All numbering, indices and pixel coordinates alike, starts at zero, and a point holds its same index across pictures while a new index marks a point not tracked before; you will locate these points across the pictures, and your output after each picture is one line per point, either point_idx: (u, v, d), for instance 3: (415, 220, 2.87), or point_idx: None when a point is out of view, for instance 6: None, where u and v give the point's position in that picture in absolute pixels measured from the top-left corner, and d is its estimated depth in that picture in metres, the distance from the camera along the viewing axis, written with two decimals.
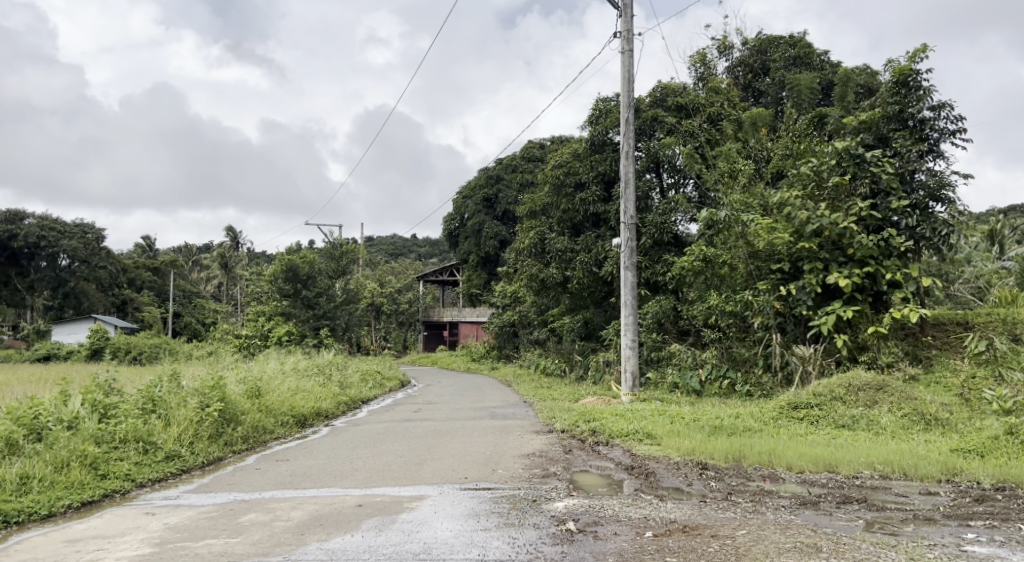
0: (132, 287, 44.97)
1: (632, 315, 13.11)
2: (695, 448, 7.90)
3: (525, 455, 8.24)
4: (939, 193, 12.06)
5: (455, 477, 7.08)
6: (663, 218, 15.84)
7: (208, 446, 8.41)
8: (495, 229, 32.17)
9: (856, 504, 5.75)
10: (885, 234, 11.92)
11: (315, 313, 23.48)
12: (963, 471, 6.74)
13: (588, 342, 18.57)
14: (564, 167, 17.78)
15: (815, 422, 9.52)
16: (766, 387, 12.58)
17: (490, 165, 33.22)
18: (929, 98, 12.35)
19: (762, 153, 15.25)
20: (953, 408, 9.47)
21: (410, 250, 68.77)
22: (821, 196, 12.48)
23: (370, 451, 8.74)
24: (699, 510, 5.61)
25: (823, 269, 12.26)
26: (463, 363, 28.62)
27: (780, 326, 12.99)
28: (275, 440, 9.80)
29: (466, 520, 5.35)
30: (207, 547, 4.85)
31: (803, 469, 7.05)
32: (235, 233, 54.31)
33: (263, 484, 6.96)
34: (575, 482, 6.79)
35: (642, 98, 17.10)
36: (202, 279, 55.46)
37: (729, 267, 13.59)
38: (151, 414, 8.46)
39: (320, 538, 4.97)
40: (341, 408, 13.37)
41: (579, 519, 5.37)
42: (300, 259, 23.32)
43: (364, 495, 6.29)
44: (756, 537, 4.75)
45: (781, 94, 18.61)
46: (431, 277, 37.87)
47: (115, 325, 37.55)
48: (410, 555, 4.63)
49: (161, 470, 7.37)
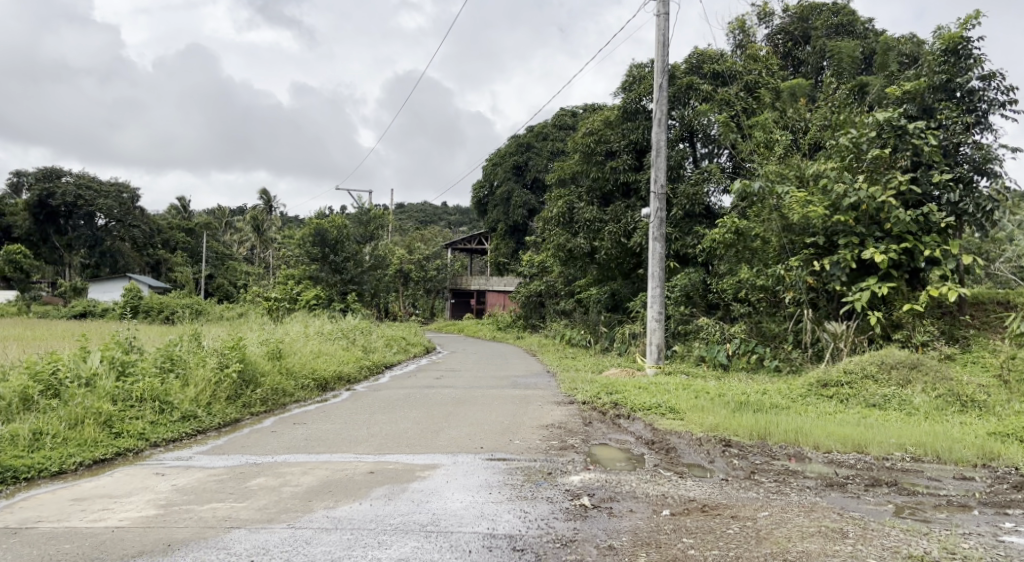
0: (166, 248, 45.62)
1: (659, 286, 12.81)
2: (719, 425, 7.68)
3: (544, 426, 8.09)
4: (985, 167, 11.58)
5: (471, 446, 6.94)
6: (695, 189, 15.40)
7: (225, 407, 8.41)
8: (524, 198, 31.82)
9: (886, 488, 5.49)
10: (924, 209, 11.43)
11: (343, 278, 23.54)
12: (1001, 456, 6.42)
13: (614, 314, 18.32)
14: (595, 135, 17.40)
15: (845, 401, 9.22)
16: (795, 363, 12.25)
17: (522, 133, 32.85)
18: (980, 68, 11.84)
19: (800, 123, 14.66)
20: (991, 390, 9.08)
21: (440, 218, 68.76)
22: (859, 168, 11.99)
23: (387, 417, 8.64)
24: (720, 488, 5.39)
25: (858, 244, 11.79)
26: (489, 331, 28.55)
27: (811, 301, 12.60)
28: (295, 403, 9.80)
29: (478, 491, 5.20)
30: (211, 511, 4.77)
31: (830, 449, 6.79)
32: (268, 196, 54.69)
33: (277, 448, 6.89)
34: (593, 456, 6.61)
35: (677, 64, 16.58)
36: (234, 243, 56.04)
37: (761, 240, 13.25)
38: (170, 372, 8.46)
39: (327, 505, 4.86)
40: (364, 373, 13.36)
41: (594, 494, 5.20)
42: (329, 223, 23.34)
43: (377, 462, 6.19)
44: (778, 519, 4.52)
45: (821, 63, 17.91)
46: (460, 245, 37.79)
47: (149, 285, 38.17)
48: (417, 527, 4.48)
49: (175, 430, 7.37)
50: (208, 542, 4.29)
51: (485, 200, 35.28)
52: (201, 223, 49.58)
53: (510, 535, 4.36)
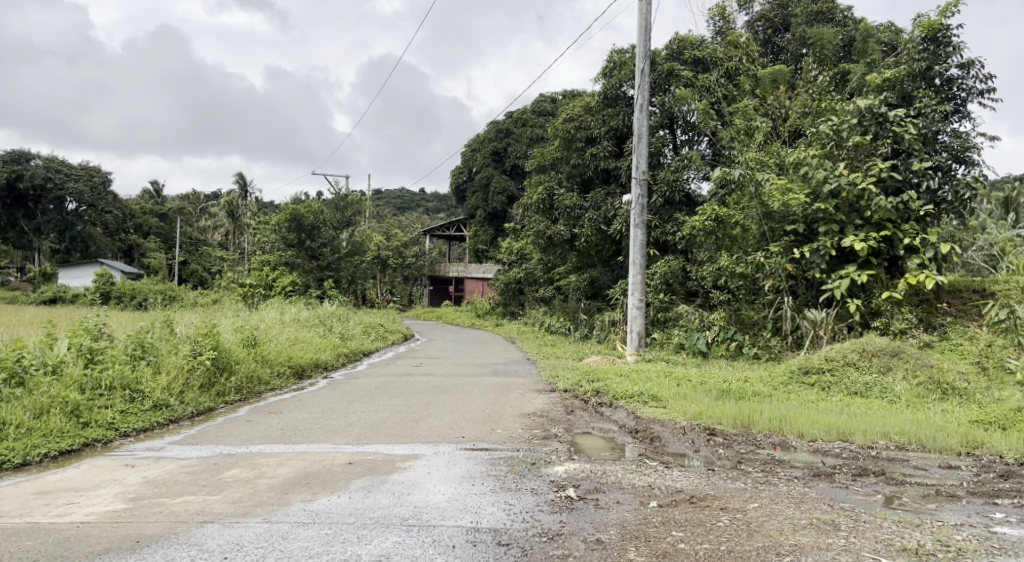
0: (139, 233, 44.75)
1: (640, 274, 12.71)
2: (701, 412, 7.60)
3: (526, 414, 7.95)
4: (964, 155, 11.64)
5: (452, 435, 6.79)
6: (675, 176, 15.30)
7: (199, 396, 8.18)
8: (503, 184, 31.57)
9: (873, 477, 5.44)
10: (904, 197, 11.39)
11: (319, 264, 23.19)
12: (984, 444, 6.40)
13: (594, 302, 18.23)
14: (575, 121, 17.22)
15: (826, 389, 9.19)
16: (774, 351, 12.24)
17: (501, 119, 32.59)
18: (959, 56, 11.83)
19: (780, 111, 14.59)
20: (971, 377, 9.11)
21: (419, 204, 68.31)
22: (840, 155, 11.97)
23: (365, 406, 8.47)
24: (707, 479, 5.29)
25: (839, 232, 11.77)
26: (467, 318, 28.38)
27: (791, 289, 12.59)
28: (271, 392, 9.57)
29: (462, 483, 5.05)
30: (183, 504, 4.56)
31: (815, 437, 6.74)
32: (244, 181, 53.85)
33: (251, 438, 6.69)
34: (576, 445, 6.49)
35: (658, 50, 16.42)
36: (209, 228, 55.16)
37: (741, 228, 13.20)
38: (141, 360, 8.22)
39: (304, 499, 4.68)
40: (341, 361, 13.13)
41: (580, 485, 5.07)
42: (305, 208, 22.96)
43: (355, 452, 6.01)
44: (769, 511, 4.43)
45: (801, 50, 17.91)
46: (439, 231, 37.48)
47: (121, 271, 37.47)
48: (398, 521, 4.32)
49: (146, 420, 7.13)
50: (179, 537, 4.10)
51: (464, 186, 34.99)
52: (175, 208, 48.72)
53: (494, 529, 4.22)
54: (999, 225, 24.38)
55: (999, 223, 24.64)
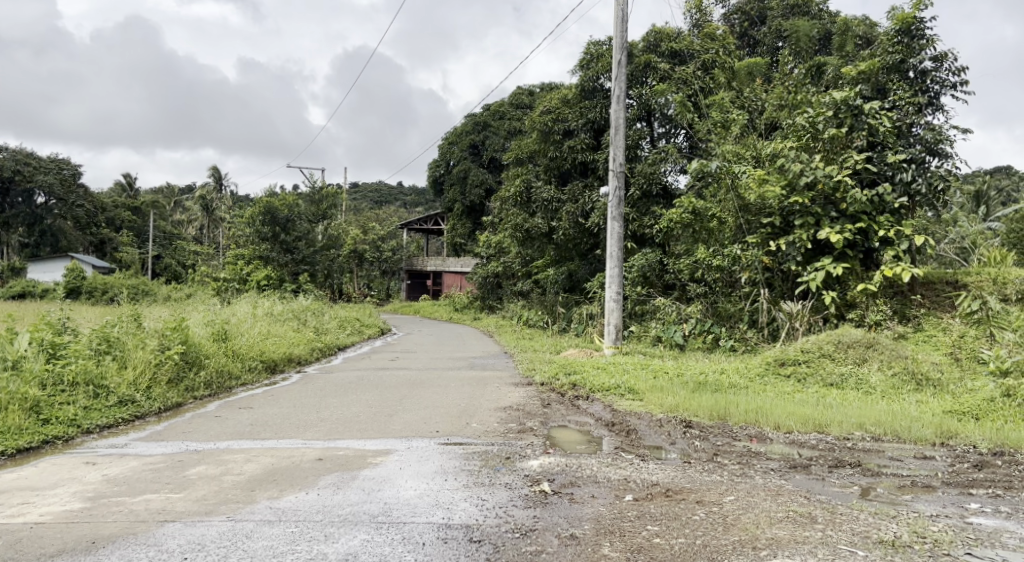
0: (111, 227, 43.95)
1: (617, 266, 12.66)
2: (678, 405, 7.56)
3: (502, 408, 7.86)
4: (937, 147, 11.60)
5: (426, 430, 6.68)
6: (652, 168, 15.22)
7: (167, 391, 7.98)
8: (481, 177, 31.39)
9: (849, 468, 5.41)
10: (879, 190, 11.45)
11: (294, 258, 22.89)
12: (959, 435, 6.42)
13: (572, 295, 18.18)
14: (552, 114, 17.12)
15: (802, 380, 9.20)
16: (751, 343, 12.26)
17: (478, 111, 32.43)
18: (932, 49, 11.90)
19: (757, 104, 14.63)
20: (944, 368, 9.16)
21: (396, 198, 67.90)
22: (816, 148, 11.99)
23: (338, 400, 8.32)
24: (683, 472, 5.23)
25: (814, 224, 11.79)
26: (445, 312, 28.23)
27: (767, 281, 12.62)
28: (242, 387, 9.37)
29: (434, 479, 4.94)
30: (144, 503, 4.40)
31: (791, 429, 6.71)
32: (219, 174, 53.13)
33: (219, 433, 6.52)
34: (552, 439, 6.41)
35: (635, 42, 16.34)
36: (183, 222, 54.36)
37: (718, 220, 13.19)
38: (106, 355, 8.00)
39: (271, 496, 4.54)
40: (315, 355, 12.93)
41: (555, 479, 4.99)
42: (279, 201, 22.65)
43: (326, 448, 5.88)
44: (745, 504, 4.37)
45: (777, 44, 17.91)
46: (416, 225, 37.26)
47: (91, 265, 36.84)
48: (367, 518, 4.20)
49: (110, 416, 6.93)
50: (137, 538, 3.94)
51: (441, 179, 34.77)
52: (147, 202, 47.96)
53: (466, 526, 4.11)
54: (970, 219, 24.74)
55: (971, 217, 24.98)
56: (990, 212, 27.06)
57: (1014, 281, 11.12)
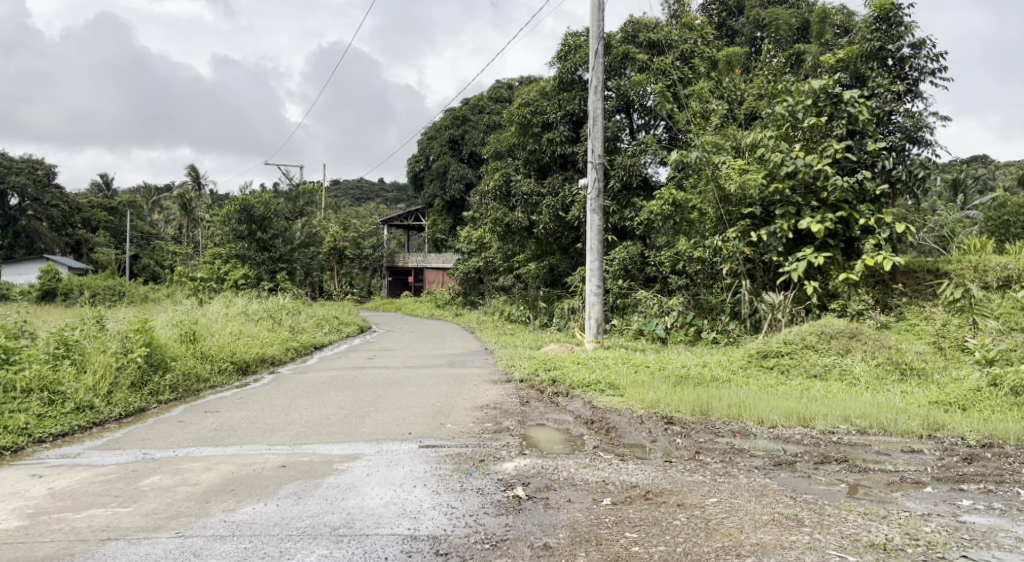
0: (86, 227, 43.05)
1: (598, 260, 12.43)
2: (660, 400, 7.34)
3: (478, 407, 7.62)
4: (918, 135, 11.48)
5: (399, 432, 6.41)
6: (632, 160, 14.97)
7: (129, 396, 7.64)
8: (461, 171, 31.03)
9: (836, 465, 5.21)
10: (860, 178, 11.30)
11: (271, 255, 22.45)
12: (946, 426, 6.25)
13: (553, 289, 17.96)
14: (531, 106, 16.87)
15: (786, 371, 9.02)
16: (733, 335, 12.10)
17: (457, 106, 32.10)
18: (911, 36, 11.77)
19: (736, 94, 14.55)
20: (928, 357, 9.04)
21: (377, 194, 67.32)
22: (796, 137, 11.79)
23: (310, 402, 8.03)
24: (664, 472, 5.01)
25: (795, 214, 11.63)
26: (427, 309, 27.93)
27: (749, 272, 12.45)
28: (210, 389, 9.03)
29: (403, 485, 4.67)
30: (88, 519, 4.09)
31: (775, 423, 6.51)
32: (197, 173, 52.36)
33: (181, 440, 6.21)
34: (529, 439, 6.16)
35: (612, 33, 16.07)
36: (161, 222, 53.49)
37: (698, 212, 12.97)
38: (64, 359, 7.67)
39: (226, 508, 4.25)
40: (290, 355, 12.60)
41: (529, 483, 4.73)
42: (255, 199, 22.21)
43: (291, 454, 5.59)
44: (728, 507, 4.15)
45: (756, 33, 17.77)
46: (397, 221, 36.83)
47: (66, 266, 36.12)
48: (327, 530, 3.94)
49: (66, 423, 6.59)
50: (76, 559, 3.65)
51: (421, 175, 34.39)
52: (125, 201, 47.21)
53: (433, 537, 3.86)
54: (949, 207, 24.85)
55: (950, 206, 25.09)
56: (968, 201, 27.23)
57: (995, 268, 11.00)
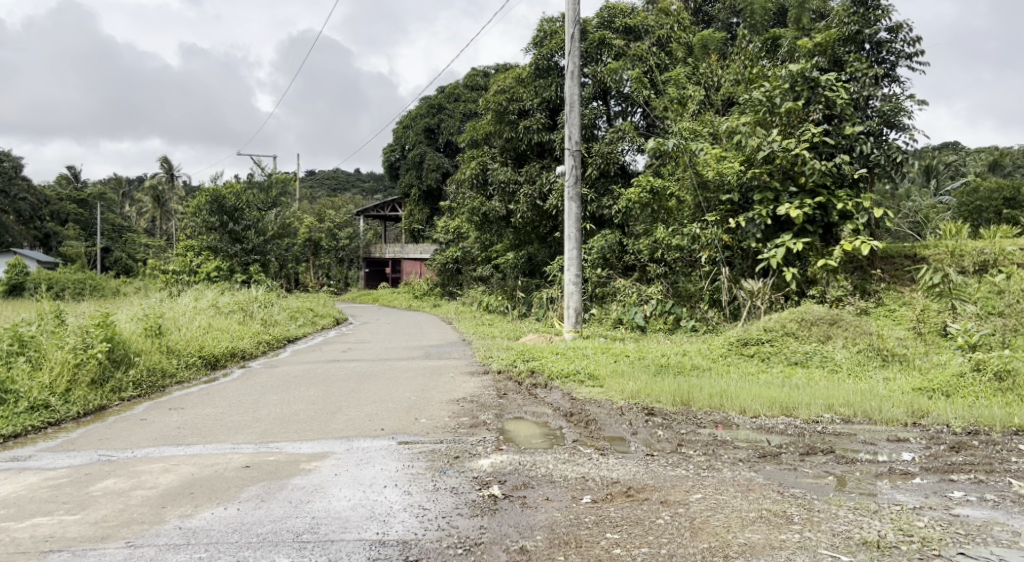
0: (55, 219, 42.02)
1: (576, 248, 12.21)
2: (640, 390, 7.17)
3: (454, 400, 7.39)
4: (895, 119, 11.42)
5: (370, 428, 6.16)
6: (610, 147, 14.75)
7: (89, 393, 7.28)
8: (437, 161, 30.67)
9: (822, 456, 5.05)
10: (838, 162, 11.18)
11: (243, 247, 21.98)
12: (931, 414, 6.14)
13: (532, 279, 17.79)
14: (506, 93, 16.60)
15: (766, 359, 8.88)
16: (712, 322, 11.97)
17: (432, 94, 31.75)
18: (888, 20, 11.68)
19: (713, 80, 14.29)
20: (908, 343, 8.97)
21: (353, 184, 66.67)
22: (773, 122, 11.59)
23: (280, 398, 7.73)
24: (645, 466, 4.81)
25: (773, 200, 11.48)
26: (405, 300, 27.63)
27: (727, 259, 12.30)
28: (176, 384, 8.68)
29: (372, 486, 4.43)
30: (30, 529, 3.80)
31: (757, 413, 6.36)
32: (169, 165, 51.42)
33: (141, 440, 5.87)
34: (506, 434, 5.94)
35: (588, 19, 15.85)
36: (132, 213, 52.37)
37: (677, 199, 12.78)
38: (19, 356, 7.32)
39: (183, 513, 3.97)
40: (262, 348, 12.28)
41: (506, 481, 4.52)
42: (226, 190, 21.73)
43: (256, 453, 5.31)
44: (714, 504, 3.96)
45: (732, 19, 17.64)
46: (373, 212, 36.40)
47: (35, 261, 35.29)
48: (289, 537, 3.69)
49: (17, 424, 6.25)
50: None
51: (397, 164, 33.96)
52: (95, 194, 46.21)
53: (402, 542, 3.63)
54: (922, 194, 24.99)
55: (923, 192, 25.23)
56: (941, 187, 27.45)
57: (972, 253, 10.95)
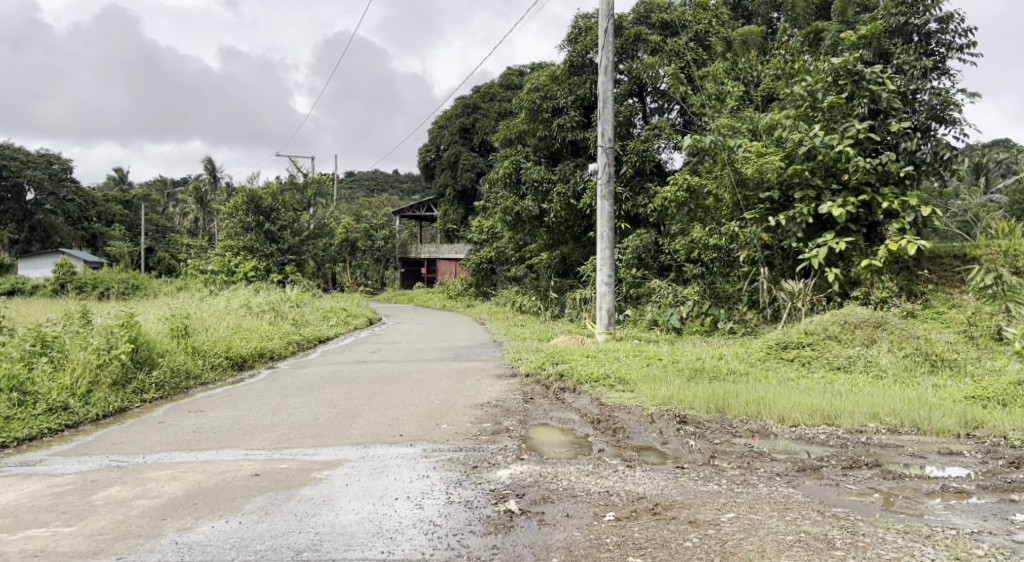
0: (102, 220, 42.85)
1: (609, 248, 11.88)
2: (672, 396, 6.83)
3: (478, 405, 7.14)
4: (944, 114, 10.89)
5: (388, 434, 5.94)
6: (645, 145, 14.36)
7: (110, 395, 7.20)
8: (472, 160, 30.52)
9: (867, 470, 4.68)
10: (884, 158, 10.64)
11: (279, 248, 21.82)
12: (986, 424, 5.71)
13: (566, 279, 17.51)
14: (540, 91, 16.30)
15: (807, 364, 8.44)
16: (751, 324, 11.55)
17: (467, 94, 31.62)
18: (938, 9, 11.13)
19: (752, 75, 13.91)
20: (959, 348, 8.48)
21: (390, 184, 67.02)
22: (815, 117, 11.10)
23: (302, 401, 7.56)
24: (674, 481, 4.49)
25: (815, 198, 10.97)
26: (439, 300, 27.53)
27: (766, 259, 11.84)
28: (200, 386, 8.56)
29: (383, 498, 4.20)
30: (24, 543, 3.67)
31: (797, 422, 5.98)
32: (212, 166, 52.19)
33: (154, 445, 5.73)
34: (530, 441, 5.67)
35: (624, 14, 15.48)
36: (175, 214, 53.19)
37: (714, 198, 12.30)
38: (41, 357, 7.28)
39: (181, 526, 3.81)
40: (291, 349, 12.18)
41: (524, 494, 4.25)
42: (262, 190, 21.81)
43: (268, 461, 5.12)
44: (748, 525, 3.66)
45: (773, 13, 17.06)
46: (409, 212, 36.20)
47: (81, 260, 35.88)
48: (289, 554, 3.52)
49: (32, 427, 6.18)
50: None
51: (432, 164, 33.87)
52: (141, 194, 47.03)
53: None
54: (972, 192, 23.98)
55: (973, 190, 24.27)
56: (990, 186, 26.40)
57: None
